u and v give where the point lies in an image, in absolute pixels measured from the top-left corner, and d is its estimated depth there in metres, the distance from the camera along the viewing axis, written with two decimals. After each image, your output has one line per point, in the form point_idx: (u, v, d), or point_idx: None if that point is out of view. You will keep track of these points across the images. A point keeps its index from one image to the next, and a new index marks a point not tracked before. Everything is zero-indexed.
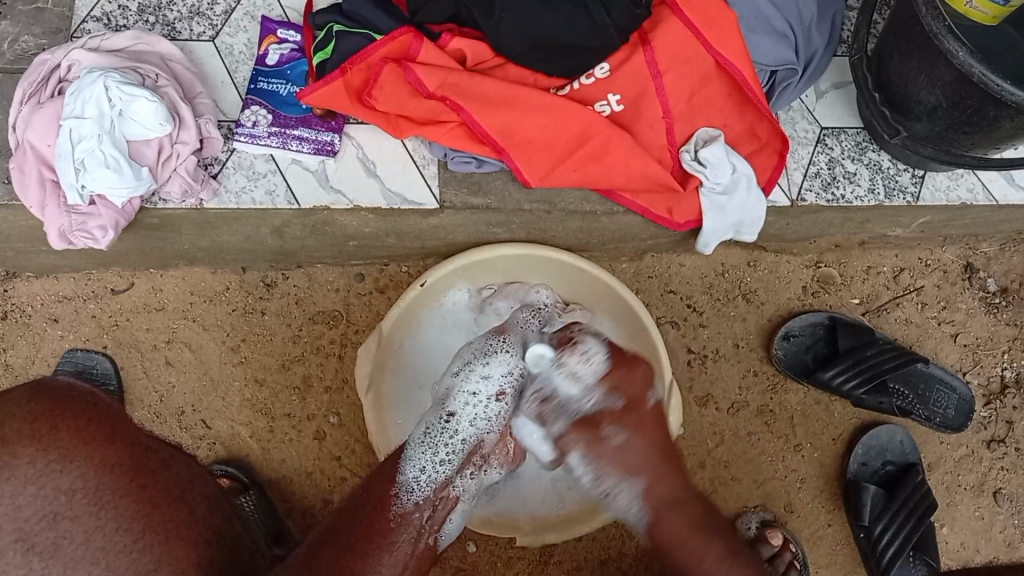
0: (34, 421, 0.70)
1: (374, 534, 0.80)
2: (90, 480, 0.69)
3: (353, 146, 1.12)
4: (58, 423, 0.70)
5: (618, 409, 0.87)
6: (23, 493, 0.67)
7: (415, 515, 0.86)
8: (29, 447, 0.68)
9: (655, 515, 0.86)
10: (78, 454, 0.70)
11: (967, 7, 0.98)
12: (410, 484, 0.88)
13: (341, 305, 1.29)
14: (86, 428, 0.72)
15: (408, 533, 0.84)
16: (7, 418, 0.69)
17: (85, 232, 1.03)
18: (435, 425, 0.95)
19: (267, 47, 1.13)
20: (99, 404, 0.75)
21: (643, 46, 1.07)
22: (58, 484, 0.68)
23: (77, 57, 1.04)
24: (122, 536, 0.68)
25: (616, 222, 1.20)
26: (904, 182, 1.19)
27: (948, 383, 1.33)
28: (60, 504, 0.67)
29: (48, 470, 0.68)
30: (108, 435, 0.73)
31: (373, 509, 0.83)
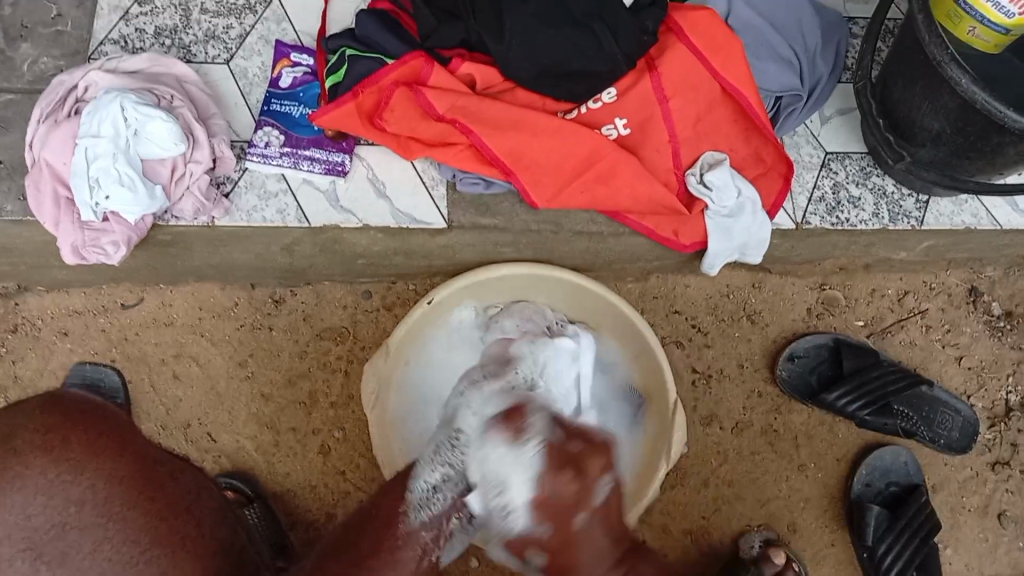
0: (46, 432, 0.72)
1: (383, 550, 0.77)
2: (99, 491, 0.71)
3: (363, 166, 1.14)
4: (69, 435, 0.73)
5: (545, 540, 0.81)
6: (32, 502, 0.69)
7: (421, 534, 0.82)
8: (41, 458, 0.70)
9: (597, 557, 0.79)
10: (89, 464, 0.72)
11: (970, 35, 0.97)
12: (421, 501, 0.86)
13: (349, 322, 1.30)
14: (96, 440, 0.74)
15: (414, 552, 0.79)
16: (18, 429, 0.72)
17: (97, 248, 1.05)
18: (445, 443, 0.94)
19: (281, 69, 1.15)
20: (110, 416, 0.77)
21: (650, 71, 1.09)
22: (68, 495, 0.70)
23: (94, 78, 1.06)
24: (129, 547, 0.69)
25: (622, 243, 1.22)
26: (908, 206, 1.20)
27: (952, 406, 1.34)
28: (69, 515, 0.69)
29: (58, 481, 0.70)
30: (118, 447, 0.74)
31: (382, 525, 0.80)
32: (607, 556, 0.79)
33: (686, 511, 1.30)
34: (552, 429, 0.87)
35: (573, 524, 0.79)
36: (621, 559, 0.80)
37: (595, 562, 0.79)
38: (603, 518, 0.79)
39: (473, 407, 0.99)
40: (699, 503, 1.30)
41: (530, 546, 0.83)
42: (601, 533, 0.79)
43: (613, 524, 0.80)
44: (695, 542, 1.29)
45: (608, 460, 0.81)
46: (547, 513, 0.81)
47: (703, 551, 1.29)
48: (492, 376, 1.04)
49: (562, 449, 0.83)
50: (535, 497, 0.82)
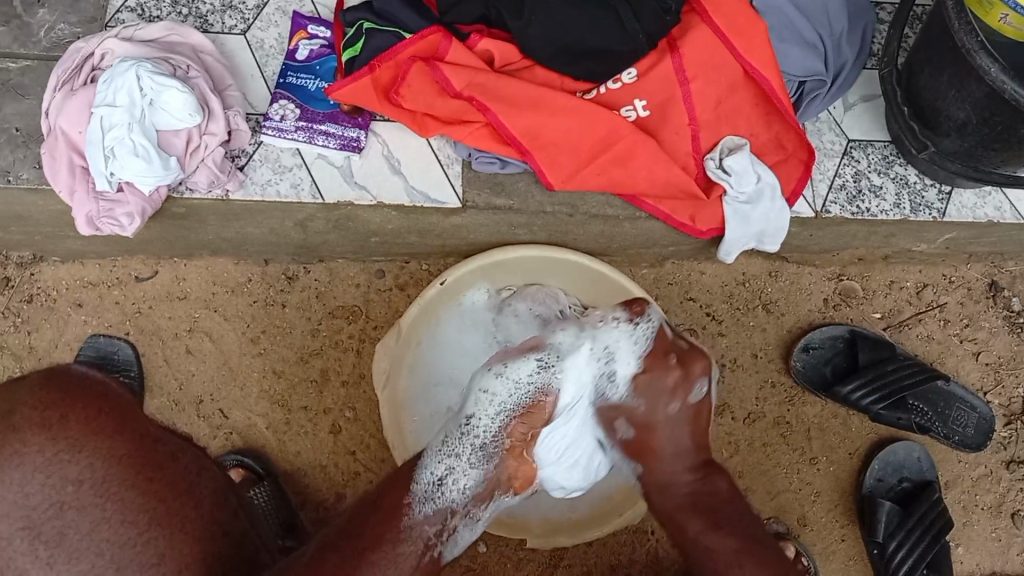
0: (44, 409, 0.70)
1: (383, 544, 0.81)
2: (97, 470, 0.70)
3: (378, 143, 1.13)
4: (68, 412, 0.71)
5: (639, 411, 1.00)
6: (30, 480, 0.68)
7: (424, 527, 0.85)
8: (39, 436, 0.69)
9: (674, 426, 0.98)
10: (87, 443, 0.71)
11: (1000, 23, 0.94)
12: (428, 494, 0.87)
13: (361, 300, 1.30)
14: (94, 418, 0.72)
15: (415, 545, 0.83)
16: (17, 404, 0.70)
17: (112, 219, 1.04)
18: (455, 431, 0.93)
19: (297, 42, 1.14)
20: (111, 392, 0.75)
21: (672, 52, 1.07)
22: (65, 473, 0.69)
23: (110, 46, 1.06)
24: (127, 528, 0.70)
25: (638, 228, 1.21)
26: (930, 198, 1.18)
27: (969, 402, 1.32)
28: (67, 494, 0.69)
29: (56, 460, 0.69)
30: (117, 425, 0.73)
31: (385, 516, 0.83)
32: (685, 456, 0.99)
33: None
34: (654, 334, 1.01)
35: (668, 408, 0.98)
36: (697, 465, 0.99)
37: (675, 458, 0.99)
38: (688, 416, 0.99)
39: (494, 391, 0.94)
40: None
41: (620, 417, 1.01)
42: (685, 422, 0.99)
43: (698, 425, 1.00)
44: None
45: (704, 367, 1.00)
46: (644, 394, 0.99)
47: None
48: (516, 352, 0.98)
49: (667, 354, 1.00)
50: (637, 377, 0.99)
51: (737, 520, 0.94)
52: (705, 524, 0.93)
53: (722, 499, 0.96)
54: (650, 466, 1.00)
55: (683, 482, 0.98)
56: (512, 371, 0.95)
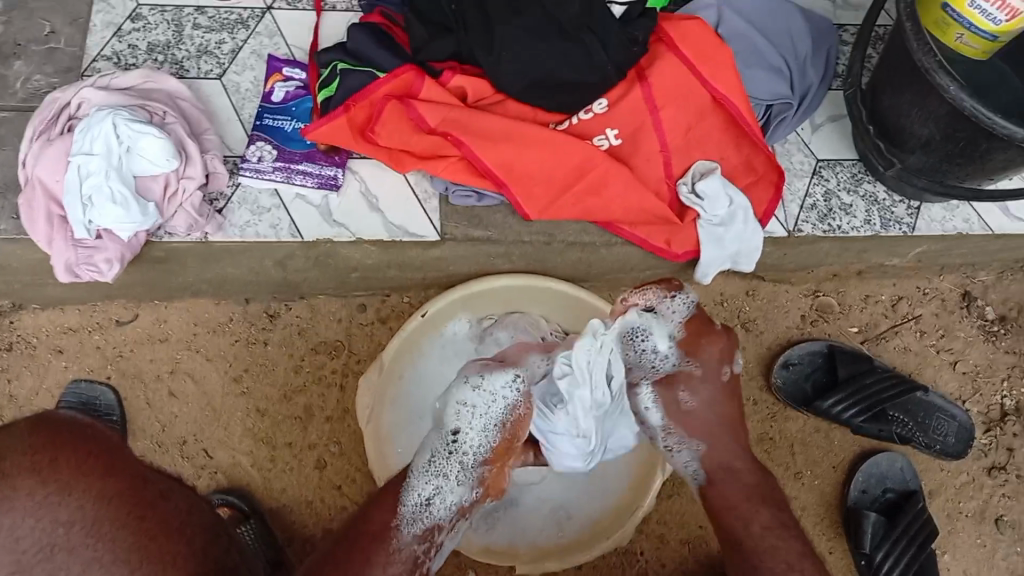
0: (34, 454, 0.74)
1: (375, 565, 0.86)
2: (87, 510, 0.73)
3: (356, 180, 1.14)
4: (57, 456, 0.75)
5: (695, 376, 1.06)
6: (21, 524, 0.71)
7: (412, 549, 0.91)
8: (28, 480, 0.72)
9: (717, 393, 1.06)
10: (76, 486, 0.74)
11: (957, 42, 0.98)
12: (416, 514, 0.92)
13: (343, 335, 1.30)
14: (85, 461, 0.76)
15: (404, 565, 0.89)
16: (10, 451, 0.74)
17: (91, 264, 1.04)
18: (440, 451, 0.97)
19: (273, 84, 1.15)
20: (100, 436, 0.80)
21: (641, 81, 1.09)
22: (56, 516, 0.72)
23: (87, 95, 1.06)
24: (120, 566, 0.71)
25: (615, 253, 1.22)
26: (899, 213, 1.20)
27: (947, 411, 1.33)
28: (58, 536, 0.71)
29: (46, 502, 0.72)
30: (105, 468, 0.76)
31: (372, 539, 0.88)
32: (737, 444, 1.04)
33: (682, 520, 1.29)
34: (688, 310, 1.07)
35: (720, 372, 1.06)
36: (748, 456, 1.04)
37: (725, 444, 1.04)
38: (722, 398, 1.06)
39: (472, 404, 0.98)
40: (696, 511, 1.30)
41: (680, 387, 1.05)
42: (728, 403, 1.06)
43: (735, 403, 1.07)
44: (693, 550, 1.29)
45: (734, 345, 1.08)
46: (697, 360, 1.06)
47: (699, 559, 1.28)
48: (495, 363, 1.01)
49: (697, 326, 1.07)
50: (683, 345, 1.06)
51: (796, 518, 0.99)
52: (770, 519, 0.97)
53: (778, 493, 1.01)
54: (709, 449, 1.04)
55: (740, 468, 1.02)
56: (490, 383, 0.99)
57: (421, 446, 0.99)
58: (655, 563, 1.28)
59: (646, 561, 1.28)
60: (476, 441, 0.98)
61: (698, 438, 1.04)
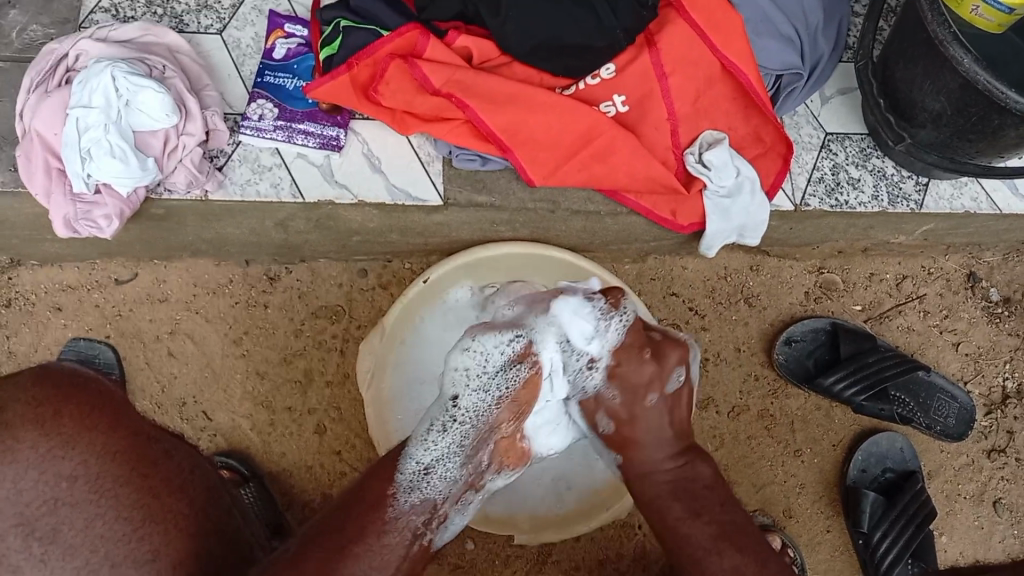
0: (38, 406, 0.68)
1: (367, 534, 0.81)
2: (92, 466, 0.69)
3: (358, 141, 1.13)
4: (62, 409, 0.69)
5: (616, 404, 0.99)
6: (24, 477, 0.66)
7: (410, 517, 0.86)
8: (32, 432, 0.67)
9: (657, 402, 0.98)
10: (81, 440, 0.69)
11: (972, 14, 0.96)
12: (411, 483, 0.88)
13: (343, 299, 1.29)
14: (88, 415, 0.70)
15: (401, 536, 0.84)
16: (10, 401, 0.68)
17: (90, 220, 1.04)
18: (439, 417, 0.95)
19: (274, 41, 1.14)
20: (106, 392, 0.74)
21: (649, 47, 1.07)
22: (59, 469, 0.67)
23: (85, 47, 1.05)
24: (121, 523, 0.68)
25: (619, 223, 1.21)
26: (908, 189, 1.18)
27: (950, 392, 1.33)
28: (61, 490, 0.67)
29: (50, 455, 0.67)
30: (110, 422, 0.72)
31: (369, 507, 0.83)
32: (667, 446, 0.98)
33: None
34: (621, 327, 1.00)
35: (644, 401, 0.98)
36: (679, 453, 0.98)
37: (655, 446, 0.98)
38: (669, 406, 0.99)
39: (466, 365, 0.97)
40: None
41: (602, 411, 1.01)
42: (667, 411, 0.99)
43: (675, 416, 0.99)
44: None
45: (683, 355, 1.00)
46: (619, 386, 0.99)
47: None
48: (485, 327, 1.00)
49: (646, 337, 1.01)
50: (612, 368, 0.99)
51: (716, 507, 0.93)
52: (683, 510, 0.93)
53: (703, 485, 0.96)
54: (630, 457, 1.00)
55: (662, 468, 0.97)
56: (482, 344, 0.98)
57: (421, 418, 0.97)
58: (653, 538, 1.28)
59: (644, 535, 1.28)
60: (474, 398, 0.96)
61: (631, 448, 0.99)
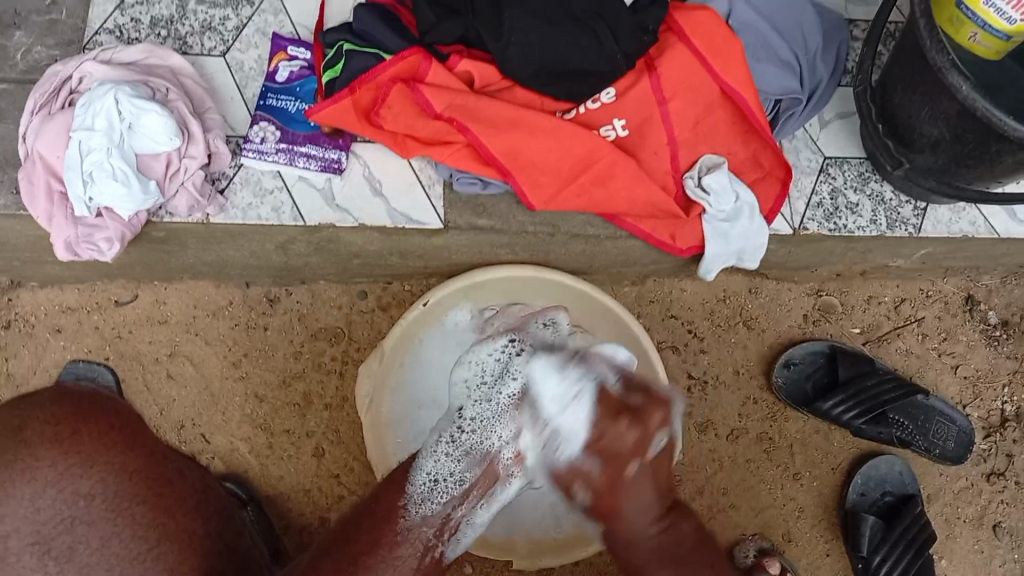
0: (58, 423, 0.71)
1: (380, 546, 0.77)
2: (109, 485, 0.71)
3: (359, 164, 1.13)
4: (79, 427, 0.71)
5: (593, 475, 0.82)
6: (42, 495, 0.68)
7: (422, 529, 0.82)
8: (51, 450, 0.69)
9: (642, 471, 0.81)
10: (99, 458, 0.71)
11: (970, 41, 0.97)
12: (424, 493, 0.85)
13: (343, 321, 1.29)
14: (107, 433, 0.73)
15: (413, 548, 0.80)
16: (29, 419, 0.70)
17: (91, 244, 1.04)
18: (447, 430, 0.93)
19: (277, 63, 1.14)
20: (124, 410, 0.76)
21: (650, 72, 1.08)
22: (76, 488, 0.69)
23: (89, 70, 1.05)
24: (139, 542, 0.70)
25: (618, 246, 1.21)
26: (906, 214, 1.19)
27: (948, 416, 1.33)
28: (78, 509, 0.69)
29: (67, 473, 0.69)
30: (129, 440, 0.74)
31: (380, 520, 0.80)
32: (652, 510, 0.83)
33: None
34: (619, 371, 0.87)
35: (625, 472, 0.80)
36: (663, 514, 0.84)
37: (638, 514, 0.82)
38: (652, 470, 0.81)
39: (479, 360, 1.01)
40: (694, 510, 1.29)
41: (579, 482, 0.84)
42: (652, 481, 0.82)
43: (659, 480, 0.83)
44: None
45: (666, 415, 0.82)
46: (602, 457, 0.81)
47: None
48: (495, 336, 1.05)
49: (620, 399, 0.83)
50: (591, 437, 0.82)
51: (706, 569, 0.86)
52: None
53: (688, 548, 0.85)
54: (615, 528, 0.83)
55: (649, 537, 0.83)
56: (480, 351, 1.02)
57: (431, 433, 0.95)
58: None
59: None
60: (479, 407, 0.94)
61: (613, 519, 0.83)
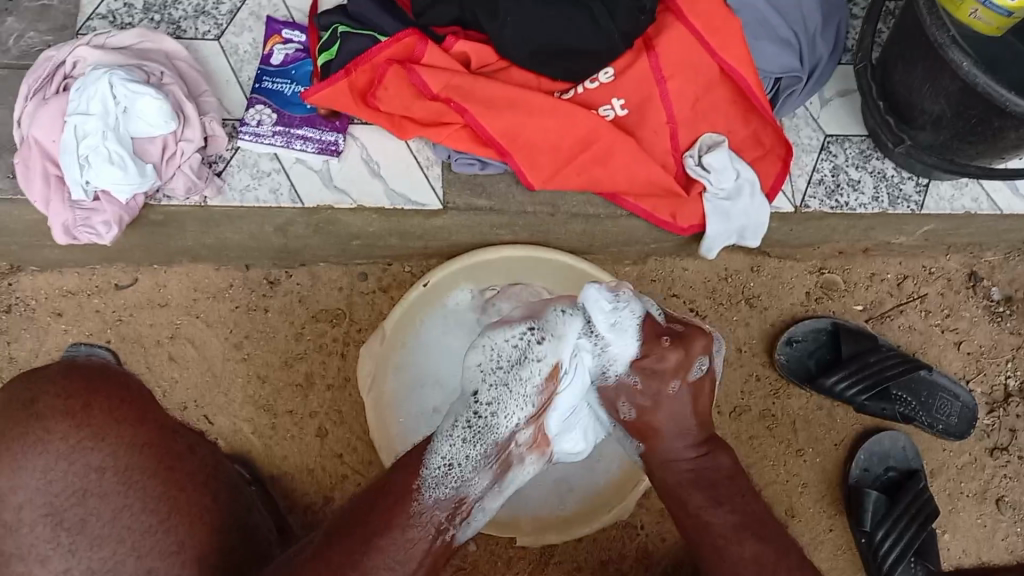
0: (68, 398, 0.77)
1: (392, 528, 0.83)
2: (120, 458, 0.77)
3: (357, 145, 1.12)
4: (91, 401, 0.77)
5: (639, 392, 0.98)
6: (54, 467, 0.74)
7: (434, 512, 0.86)
8: (62, 423, 0.75)
9: (688, 390, 0.99)
10: (109, 431, 0.77)
11: (971, 17, 0.95)
12: (437, 477, 0.88)
13: (344, 303, 1.29)
14: (117, 407, 0.78)
15: (424, 531, 0.85)
16: (42, 394, 0.76)
17: (88, 228, 1.04)
18: (463, 415, 0.91)
19: (271, 47, 1.13)
20: (131, 383, 0.81)
21: (648, 51, 1.07)
22: (88, 461, 0.76)
23: (82, 53, 1.04)
24: (148, 516, 0.76)
25: (619, 225, 1.20)
26: (909, 190, 1.18)
27: (952, 391, 1.32)
28: (90, 481, 0.76)
29: (79, 447, 0.75)
30: (138, 415, 0.79)
31: (393, 503, 0.85)
32: (689, 434, 0.99)
33: None
34: (643, 317, 0.99)
35: (669, 388, 0.98)
36: (699, 441, 0.99)
37: (679, 433, 0.99)
38: (692, 390, 0.99)
39: (493, 345, 0.94)
40: None
41: (622, 398, 0.99)
42: (690, 402, 0.99)
43: (698, 405, 1.01)
44: None
45: (706, 343, 1.00)
46: (642, 372, 0.98)
47: None
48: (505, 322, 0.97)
49: (656, 332, 0.99)
50: (634, 360, 0.98)
51: (738, 498, 0.97)
52: (705, 499, 0.96)
53: (724, 477, 0.98)
54: (652, 445, 1.00)
55: (687, 458, 0.99)
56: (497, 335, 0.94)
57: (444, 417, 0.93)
58: (655, 538, 1.27)
59: (646, 535, 1.27)
60: (495, 392, 0.91)
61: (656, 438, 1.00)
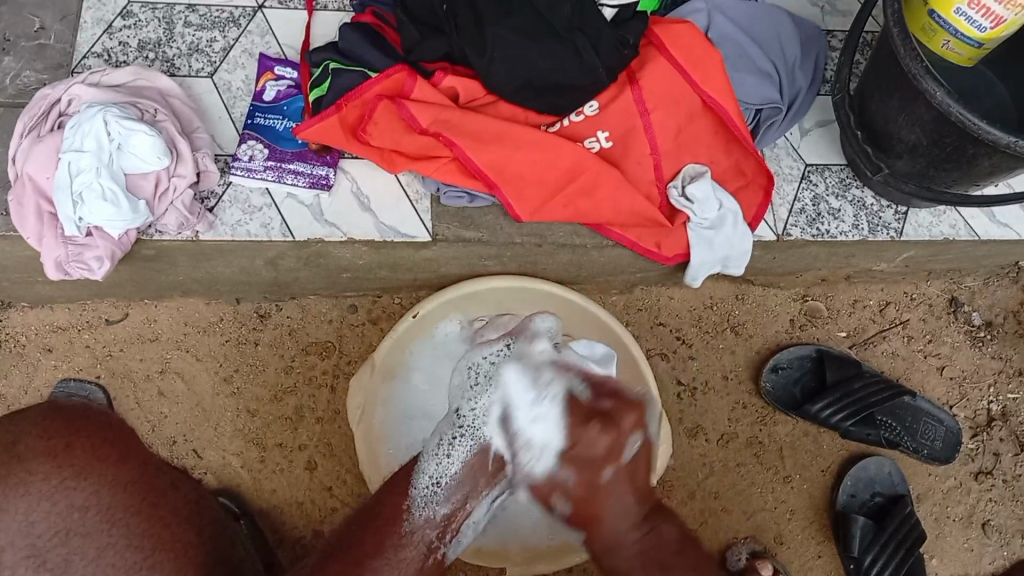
0: (50, 439, 0.72)
1: (385, 548, 0.75)
2: (103, 497, 0.72)
3: (347, 180, 1.14)
4: (73, 441, 0.73)
5: (571, 485, 0.81)
6: (37, 508, 0.70)
7: (425, 531, 0.79)
8: (44, 464, 0.71)
9: (617, 474, 0.79)
10: (92, 471, 0.73)
11: (944, 48, 0.99)
12: (426, 496, 0.82)
13: (334, 336, 1.30)
14: (99, 446, 0.75)
15: (417, 550, 0.78)
16: (21, 434, 0.72)
17: (81, 263, 1.04)
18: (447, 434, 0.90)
19: (264, 82, 1.16)
20: (115, 424, 0.79)
21: (631, 85, 1.10)
22: (71, 500, 0.71)
23: (77, 92, 1.06)
24: (132, 552, 0.71)
25: (605, 255, 1.22)
26: (888, 218, 1.21)
27: (936, 416, 1.34)
28: (73, 521, 0.71)
29: (61, 486, 0.71)
30: (121, 453, 0.76)
31: (384, 521, 0.78)
32: (630, 514, 0.80)
33: None
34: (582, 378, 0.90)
35: (601, 478, 0.79)
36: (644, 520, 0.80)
37: (619, 516, 0.79)
38: (629, 474, 0.79)
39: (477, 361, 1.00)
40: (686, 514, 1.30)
41: None
42: (626, 492, 0.79)
43: (637, 483, 0.80)
44: None
45: (638, 418, 0.81)
46: (574, 465, 0.80)
47: None
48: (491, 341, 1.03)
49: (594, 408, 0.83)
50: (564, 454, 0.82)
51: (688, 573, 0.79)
52: None
53: (672, 552, 0.79)
54: (592, 534, 0.80)
55: (630, 544, 0.79)
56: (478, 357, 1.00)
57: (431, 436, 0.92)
58: None
59: None
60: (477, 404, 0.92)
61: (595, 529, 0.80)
